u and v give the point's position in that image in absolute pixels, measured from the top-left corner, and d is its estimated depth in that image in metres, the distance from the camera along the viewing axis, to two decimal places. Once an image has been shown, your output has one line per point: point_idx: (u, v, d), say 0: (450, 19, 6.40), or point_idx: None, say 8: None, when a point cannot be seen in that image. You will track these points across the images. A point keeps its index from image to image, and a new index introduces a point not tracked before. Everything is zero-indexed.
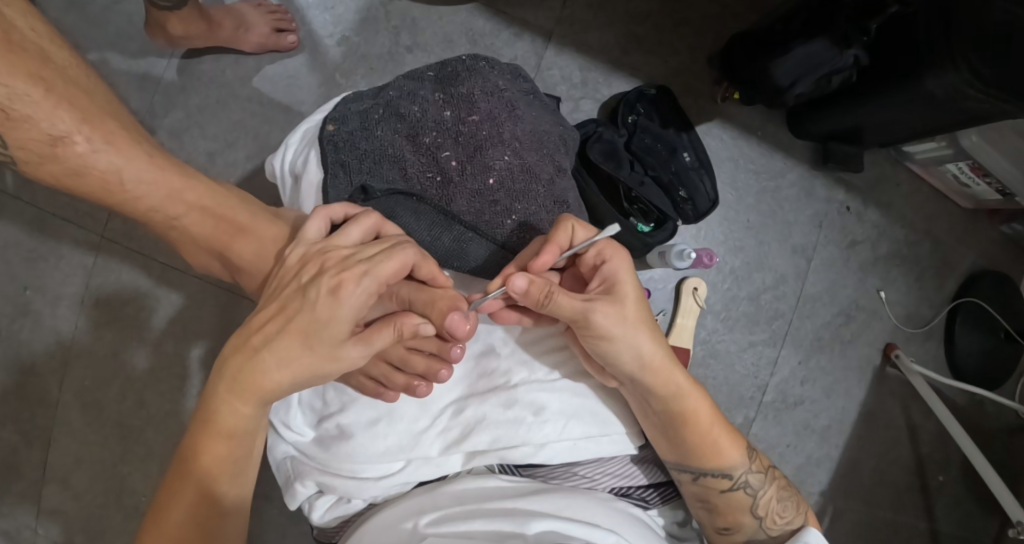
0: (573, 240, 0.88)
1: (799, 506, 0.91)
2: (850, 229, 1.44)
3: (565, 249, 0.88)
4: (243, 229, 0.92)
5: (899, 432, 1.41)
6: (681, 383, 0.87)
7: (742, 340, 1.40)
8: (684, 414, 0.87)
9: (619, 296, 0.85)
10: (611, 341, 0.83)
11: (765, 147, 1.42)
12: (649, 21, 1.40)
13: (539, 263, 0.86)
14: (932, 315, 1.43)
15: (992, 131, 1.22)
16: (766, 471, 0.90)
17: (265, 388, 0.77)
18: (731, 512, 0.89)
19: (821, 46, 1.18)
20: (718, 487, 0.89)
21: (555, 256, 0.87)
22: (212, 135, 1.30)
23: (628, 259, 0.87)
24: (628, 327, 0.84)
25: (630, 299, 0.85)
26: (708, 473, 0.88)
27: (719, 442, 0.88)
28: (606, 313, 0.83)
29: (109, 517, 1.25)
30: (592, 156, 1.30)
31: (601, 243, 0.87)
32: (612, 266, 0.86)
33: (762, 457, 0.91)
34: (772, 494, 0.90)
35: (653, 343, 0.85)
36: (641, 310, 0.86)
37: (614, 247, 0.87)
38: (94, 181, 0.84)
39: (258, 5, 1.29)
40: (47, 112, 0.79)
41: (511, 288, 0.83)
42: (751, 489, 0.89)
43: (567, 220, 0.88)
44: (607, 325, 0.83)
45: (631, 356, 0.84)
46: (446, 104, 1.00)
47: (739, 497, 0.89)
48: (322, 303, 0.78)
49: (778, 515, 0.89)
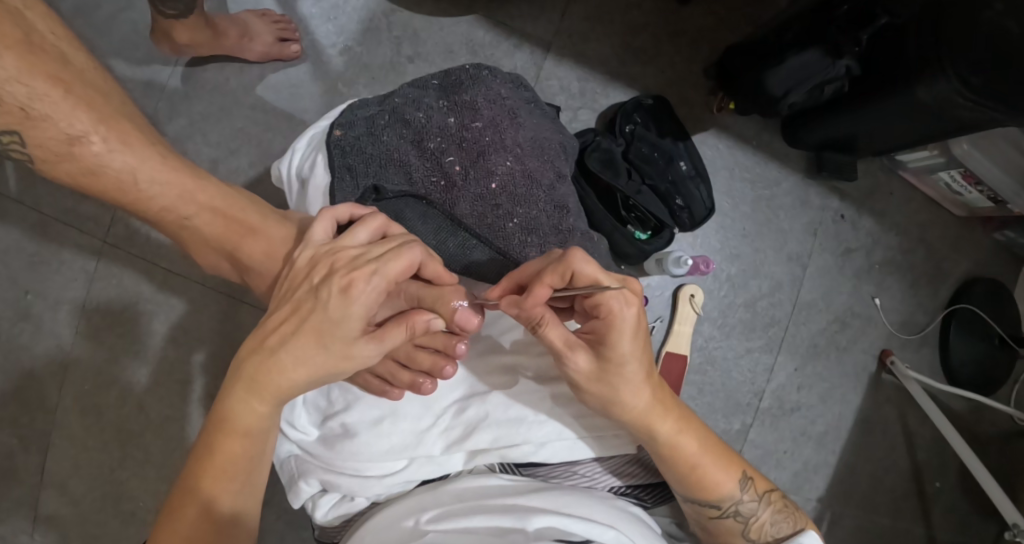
0: (575, 281, 0.83)
1: (797, 520, 0.91)
2: (844, 237, 1.46)
3: (563, 286, 0.84)
4: (252, 229, 0.92)
5: (896, 438, 1.42)
6: (664, 431, 0.85)
7: (739, 346, 1.41)
8: (670, 449, 0.86)
9: (607, 351, 0.83)
10: (585, 390, 0.84)
11: (760, 156, 1.45)
12: (646, 32, 1.43)
13: (533, 300, 0.83)
14: (927, 322, 1.45)
15: (983, 139, 1.25)
16: (761, 497, 0.90)
17: (282, 387, 0.78)
18: (722, 537, 0.90)
19: (813, 56, 1.22)
20: (707, 514, 0.89)
21: (550, 294, 0.83)
22: (215, 142, 1.32)
23: (630, 313, 0.82)
24: (609, 384, 0.83)
25: (619, 357, 0.82)
26: (698, 502, 0.89)
27: (708, 477, 0.87)
28: (582, 364, 0.83)
29: (107, 522, 1.25)
30: (591, 165, 1.31)
31: (599, 296, 0.82)
32: (606, 322, 0.82)
33: (757, 483, 0.90)
34: (766, 518, 0.90)
35: (636, 397, 0.84)
36: (628, 364, 0.83)
37: (617, 300, 0.82)
38: (108, 181, 0.85)
39: (263, 15, 1.31)
40: (66, 112, 0.81)
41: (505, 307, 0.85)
42: (742, 517, 0.89)
43: (569, 263, 0.82)
44: (580, 373, 0.83)
45: (604, 406, 0.84)
46: (450, 111, 1.02)
47: (730, 525, 0.89)
48: (334, 303, 0.78)
49: (773, 537, 0.89)
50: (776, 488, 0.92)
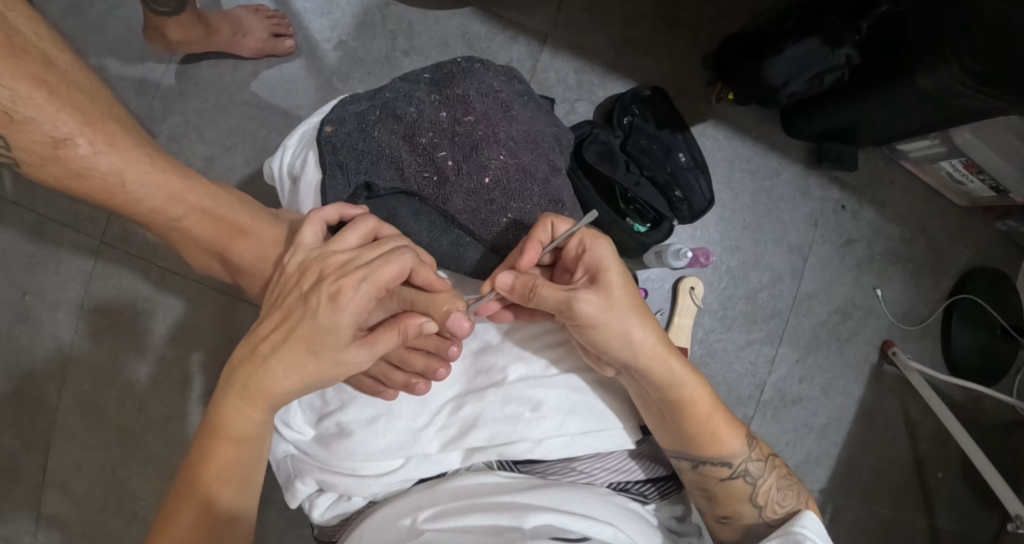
0: (554, 234, 0.91)
1: (798, 494, 0.92)
2: (845, 227, 1.45)
3: (547, 244, 0.90)
4: (243, 230, 0.92)
5: (898, 430, 1.42)
6: (676, 371, 0.86)
7: (740, 338, 1.41)
8: (682, 401, 0.87)
9: (604, 282, 0.85)
10: (599, 328, 0.84)
11: (759, 147, 1.44)
12: (643, 23, 1.41)
13: (524, 260, 0.89)
14: (929, 312, 1.44)
15: (985, 129, 1.23)
16: (765, 460, 0.91)
17: (274, 394, 0.78)
18: (731, 502, 0.90)
19: (812, 45, 1.20)
20: (717, 475, 0.90)
21: (538, 252, 0.90)
22: (210, 140, 1.31)
23: (609, 247, 0.88)
24: (616, 315, 0.84)
25: (616, 287, 0.85)
26: (708, 461, 0.89)
27: (717, 432, 0.89)
28: (590, 298, 0.84)
29: (109, 521, 1.25)
30: (587, 157, 1.30)
31: (577, 234, 0.88)
32: (592, 253, 0.87)
33: (761, 446, 0.92)
34: (772, 483, 0.90)
35: (643, 332, 0.85)
36: (627, 297, 0.86)
37: (593, 233, 0.88)
38: (95, 183, 0.84)
39: (256, 11, 1.30)
40: (50, 115, 0.80)
41: (499, 286, 0.87)
42: (750, 478, 0.90)
43: (545, 218, 0.91)
44: (591, 312, 0.83)
45: (620, 342, 0.84)
46: (442, 105, 1.01)
47: (739, 486, 0.90)
48: (323, 311, 0.78)
49: (779, 504, 0.90)
50: (779, 455, 0.93)
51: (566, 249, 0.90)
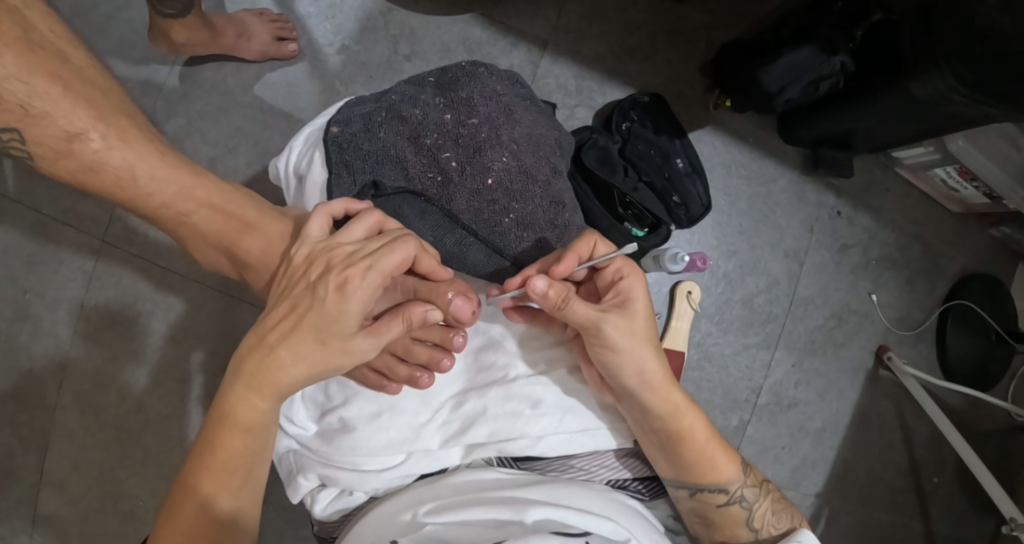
0: (594, 253, 0.92)
1: (793, 516, 0.93)
2: (841, 233, 1.46)
3: (584, 259, 0.91)
4: (249, 225, 0.93)
5: (893, 434, 1.43)
6: (680, 401, 0.89)
7: (737, 342, 1.42)
8: (680, 431, 0.88)
9: (630, 313, 0.87)
10: (619, 353, 0.85)
11: (756, 153, 1.45)
12: (642, 30, 1.44)
13: (561, 268, 0.88)
14: (924, 317, 1.46)
15: (980, 135, 1.27)
16: (760, 485, 0.92)
17: (281, 383, 0.79)
18: (727, 527, 0.91)
19: (808, 53, 1.22)
20: (714, 502, 0.90)
21: (575, 263, 0.89)
22: (213, 141, 1.32)
23: (644, 284, 0.90)
24: (635, 341, 0.86)
25: (640, 320, 0.88)
26: (705, 488, 0.90)
27: (714, 457, 0.90)
28: (617, 324, 0.85)
29: (105, 521, 1.25)
30: (587, 161, 1.31)
31: (615, 262, 0.90)
32: (627, 283, 0.89)
33: (755, 471, 0.93)
34: (766, 508, 0.92)
35: (655, 363, 0.87)
36: (646, 330, 0.88)
37: (632, 266, 0.90)
38: (106, 177, 0.85)
39: (260, 14, 1.31)
40: (64, 110, 0.81)
41: (531, 290, 0.83)
42: (746, 504, 0.91)
43: (590, 234, 0.92)
44: (616, 336, 0.85)
45: (633, 371, 0.86)
46: (446, 107, 1.02)
47: (736, 512, 0.90)
48: (330, 301, 0.79)
49: (774, 527, 0.91)
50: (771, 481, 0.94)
51: (600, 271, 0.91)
